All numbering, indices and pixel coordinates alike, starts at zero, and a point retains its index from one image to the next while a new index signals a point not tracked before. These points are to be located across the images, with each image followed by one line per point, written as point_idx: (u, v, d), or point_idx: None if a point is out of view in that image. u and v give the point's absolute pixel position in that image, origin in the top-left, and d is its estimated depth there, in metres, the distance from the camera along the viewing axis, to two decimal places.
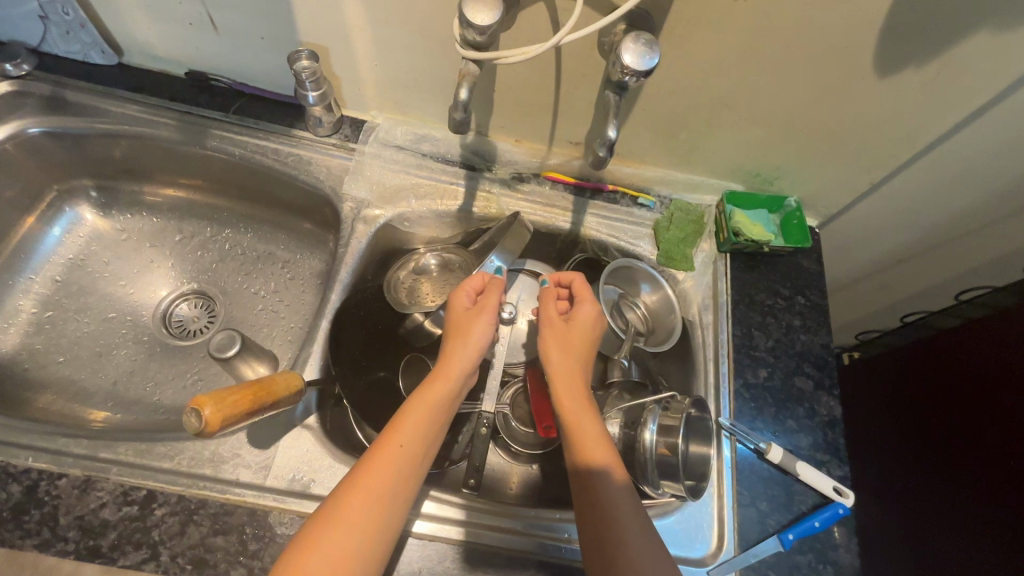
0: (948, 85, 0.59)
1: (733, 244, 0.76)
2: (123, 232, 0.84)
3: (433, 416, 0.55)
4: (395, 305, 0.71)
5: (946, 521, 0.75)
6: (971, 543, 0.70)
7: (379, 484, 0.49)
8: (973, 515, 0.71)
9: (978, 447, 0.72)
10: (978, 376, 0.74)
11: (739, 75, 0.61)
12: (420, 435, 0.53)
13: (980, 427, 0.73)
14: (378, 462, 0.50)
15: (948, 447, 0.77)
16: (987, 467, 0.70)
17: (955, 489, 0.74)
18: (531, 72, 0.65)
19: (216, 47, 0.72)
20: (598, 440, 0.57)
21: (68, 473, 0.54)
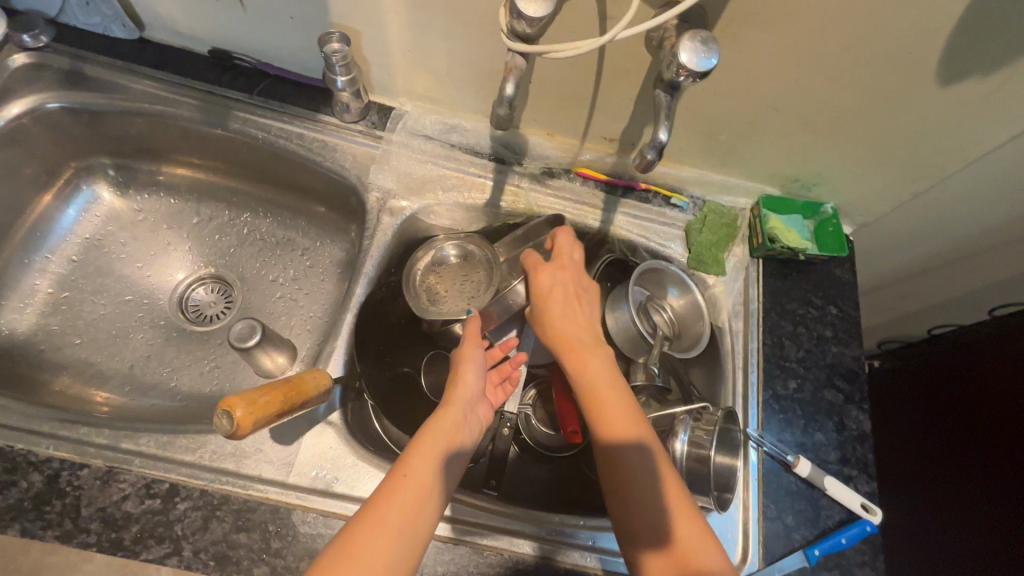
0: (1011, 96, 0.57)
1: (768, 250, 0.74)
2: (140, 212, 0.82)
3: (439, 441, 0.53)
4: (415, 308, 0.66)
5: (970, 539, 0.74)
6: (994, 562, 0.70)
7: (396, 506, 0.47)
8: (999, 535, 0.70)
9: (1006, 467, 0.71)
10: (1009, 396, 0.73)
11: (791, 76, 0.59)
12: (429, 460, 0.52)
13: (1008, 447, 0.71)
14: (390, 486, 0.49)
15: (973, 465, 0.76)
16: (1015, 490, 0.69)
17: (980, 508, 0.73)
18: (572, 65, 0.62)
19: (242, 26, 0.69)
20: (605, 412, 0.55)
21: (89, 464, 0.53)
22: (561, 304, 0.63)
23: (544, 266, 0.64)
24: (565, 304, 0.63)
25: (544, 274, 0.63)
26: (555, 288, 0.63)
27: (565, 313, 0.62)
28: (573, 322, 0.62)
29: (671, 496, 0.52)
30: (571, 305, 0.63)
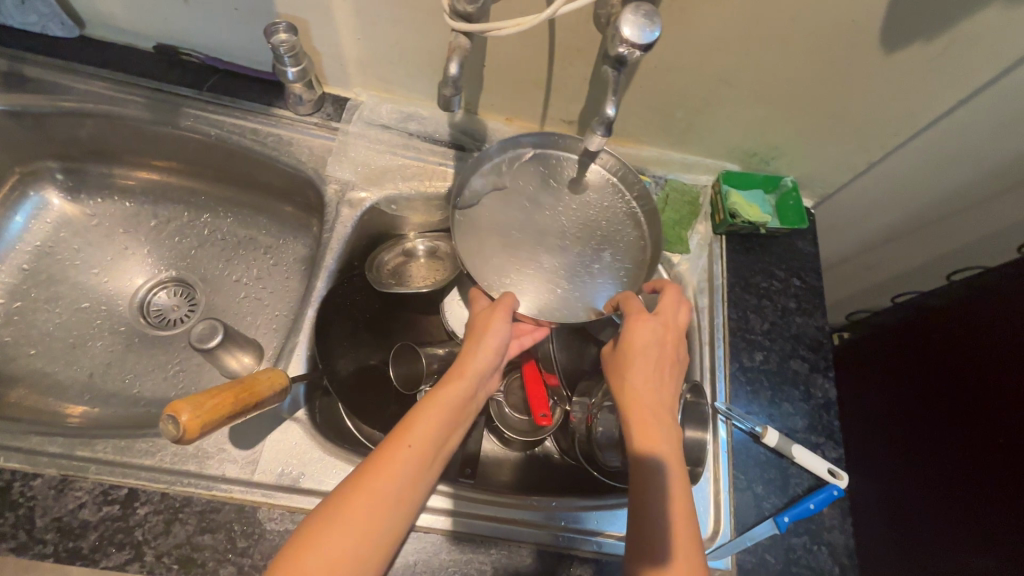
0: (951, 62, 0.58)
1: (730, 225, 0.74)
2: (93, 217, 0.80)
3: (442, 420, 0.50)
4: (373, 283, 0.69)
5: (946, 511, 0.74)
6: (973, 535, 0.70)
7: (387, 492, 0.45)
8: (974, 507, 0.70)
9: (976, 438, 0.71)
10: (974, 364, 0.74)
11: (740, 50, 0.59)
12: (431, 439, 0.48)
13: (979, 419, 0.72)
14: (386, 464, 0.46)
15: (947, 439, 0.76)
16: (988, 461, 0.70)
17: (954, 480, 0.74)
18: (523, 47, 0.61)
19: (184, 18, 0.67)
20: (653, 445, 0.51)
21: (43, 473, 0.51)
22: (643, 359, 0.56)
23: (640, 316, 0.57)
24: (649, 360, 0.56)
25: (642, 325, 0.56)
26: (647, 344, 0.56)
27: (650, 372, 0.55)
28: (651, 375, 0.55)
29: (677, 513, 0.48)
30: (655, 367, 0.56)
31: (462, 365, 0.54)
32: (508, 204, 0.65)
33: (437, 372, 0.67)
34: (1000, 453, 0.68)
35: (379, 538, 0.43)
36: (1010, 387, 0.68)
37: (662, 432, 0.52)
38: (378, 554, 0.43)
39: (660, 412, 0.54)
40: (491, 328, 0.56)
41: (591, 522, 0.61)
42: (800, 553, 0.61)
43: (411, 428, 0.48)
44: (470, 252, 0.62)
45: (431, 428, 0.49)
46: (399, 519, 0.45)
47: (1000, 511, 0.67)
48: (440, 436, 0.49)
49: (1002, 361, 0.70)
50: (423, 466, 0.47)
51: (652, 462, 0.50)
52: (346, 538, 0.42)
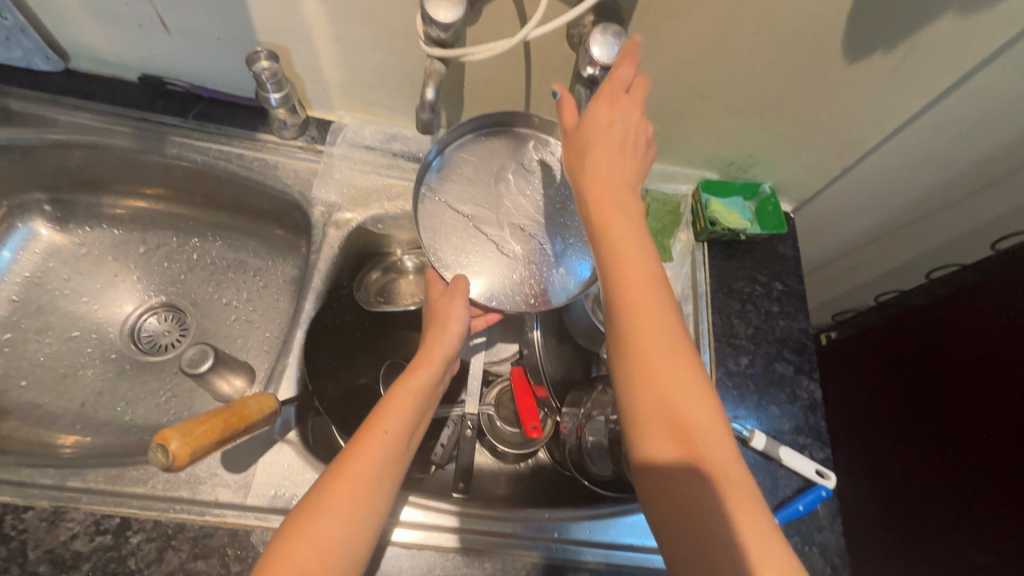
0: (915, 69, 0.60)
1: (711, 232, 0.76)
2: (82, 246, 0.80)
3: (413, 402, 0.55)
4: (366, 306, 0.70)
5: (938, 511, 0.75)
6: (964, 533, 0.71)
7: (365, 475, 0.48)
8: (963, 506, 0.71)
9: (962, 437, 0.73)
10: (958, 364, 0.75)
11: (711, 63, 0.61)
12: (404, 419, 0.53)
13: (964, 418, 0.73)
14: (366, 444, 0.49)
15: (934, 436, 0.77)
16: (973, 460, 0.70)
17: (942, 479, 0.75)
18: (500, 68, 0.63)
19: (167, 49, 0.68)
20: (638, 261, 0.44)
21: (35, 506, 0.52)
22: (607, 145, 0.47)
23: (591, 139, 0.47)
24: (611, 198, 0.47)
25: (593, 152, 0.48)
26: (603, 170, 0.47)
27: (617, 205, 0.46)
28: (616, 162, 0.47)
29: (667, 329, 0.43)
30: (622, 189, 0.47)
31: (426, 352, 0.59)
32: (484, 185, 0.65)
33: None
34: (986, 452, 0.69)
35: (365, 516, 0.46)
36: (993, 387, 0.69)
37: (649, 286, 0.44)
38: (364, 531, 0.46)
39: (634, 234, 0.45)
40: (448, 316, 0.60)
41: (584, 532, 0.62)
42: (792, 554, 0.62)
43: (383, 415, 0.52)
44: (431, 227, 0.63)
45: (403, 408, 0.53)
46: (381, 498, 0.48)
47: (987, 510, 0.68)
48: (409, 421, 0.53)
49: (984, 361, 0.71)
50: (396, 449, 0.51)
51: (633, 277, 0.44)
52: (335, 522, 0.44)
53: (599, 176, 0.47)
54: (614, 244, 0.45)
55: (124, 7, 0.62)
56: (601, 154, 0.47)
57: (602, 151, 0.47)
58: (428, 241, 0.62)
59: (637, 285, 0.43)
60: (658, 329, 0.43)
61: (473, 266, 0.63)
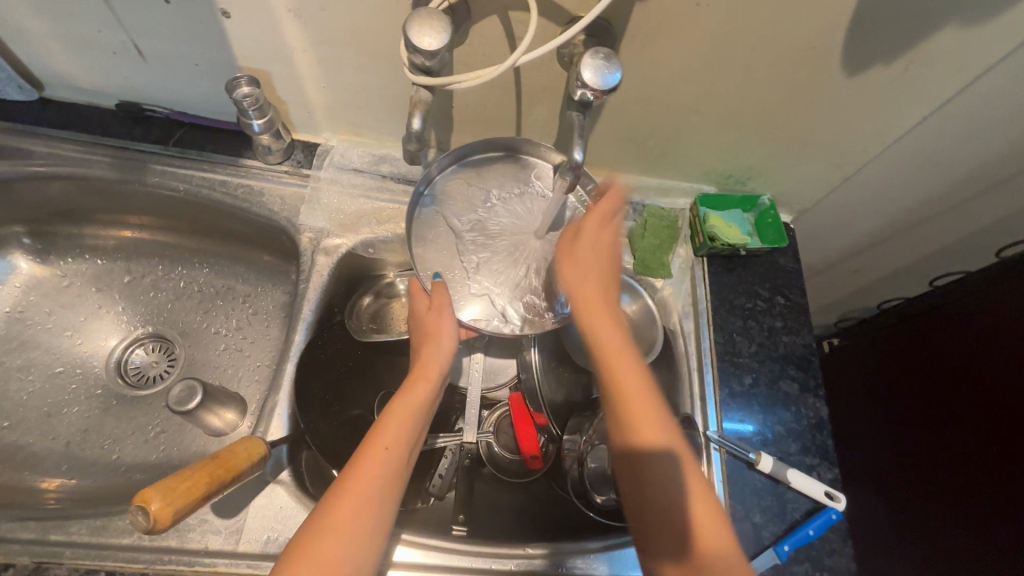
0: (915, 81, 0.58)
1: (710, 248, 0.74)
2: (64, 278, 0.78)
3: (413, 416, 0.52)
4: (353, 331, 0.69)
5: (939, 521, 0.74)
6: (965, 544, 0.69)
7: (364, 496, 0.46)
8: (965, 516, 0.70)
9: (964, 447, 0.71)
10: (962, 374, 0.73)
11: (706, 79, 0.59)
12: (405, 436, 0.51)
13: (966, 428, 0.71)
14: (365, 465, 0.48)
15: (939, 447, 0.75)
16: (976, 470, 0.69)
17: (944, 488, 0.73)
18: (490, 89, 0.61)
19: (145, 76, 0.66)
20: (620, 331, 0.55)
21: (15, 563, 0.49)
22: (595, 233, 0.58)
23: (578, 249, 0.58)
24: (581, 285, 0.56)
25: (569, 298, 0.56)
26: (583, 279, 0.56)
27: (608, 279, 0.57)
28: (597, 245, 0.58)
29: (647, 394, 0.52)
30: (597, 278, 0.57)
31: (423, 365, 0.56)
32: (484, 204, 0.66)
33: None
34: (989, 463, 0.67)
35: (368, 536, 0.45)
36: (997, 398, 0.68)
37: (627, 350, 0.54)
38: (368, 550, 0.45)
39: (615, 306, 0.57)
40: (438, 330, 0.57)
41: (591, 566, 0.61)
42: None
43: (381, 433, 0.50)
44: (422, 238, 0.63)
45: (401, 424, 0.51)
46: (384, 516, 0.47)
47: (991, 522, 0.66)
48: (409, 437, 0.51)
49: (989, 372, 0.69)
50: (397, 466, 0.49)
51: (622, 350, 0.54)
52: (337, 543, 0.44)
53: (594, 268, 0.57)
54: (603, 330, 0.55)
55: (98, 35, 0.60)
56: (590, 246, 0.58)
57: (593, 246, 0.58)
58: (418, 252, 0.62)
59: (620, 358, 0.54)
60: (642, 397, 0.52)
61: (463, 281, 0.63)
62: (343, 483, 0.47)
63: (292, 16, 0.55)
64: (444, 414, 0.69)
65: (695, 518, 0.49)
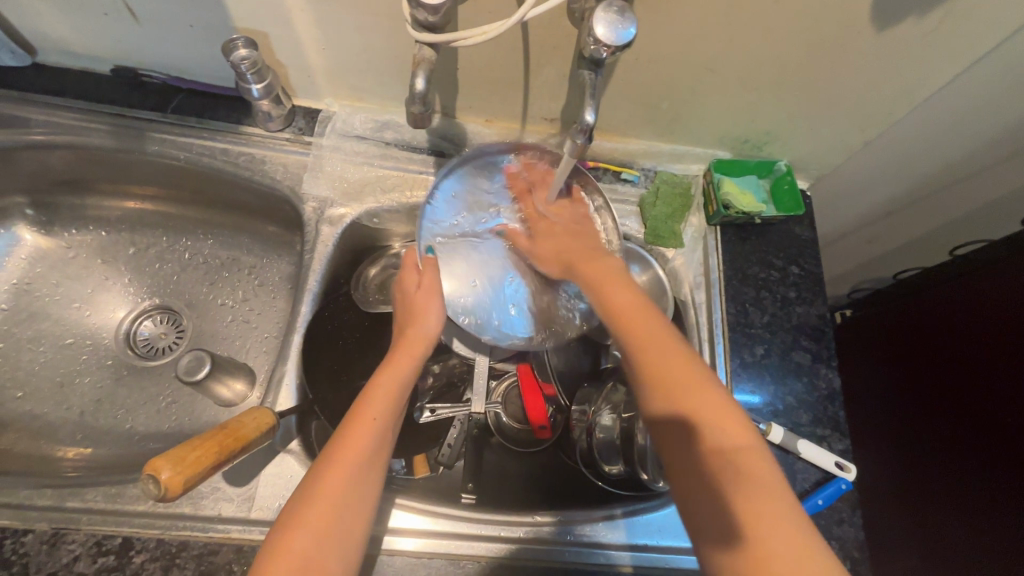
0: (950, 34, 0.55)
1: (724, 217, 0.72)
2: (70, 250, 0.77)
3: (396, 391, 0.52)
4: (360, 303, 0.69)
5: (952, 492, 0.73)
6: (978, 515, 0.69)
7: (353, 464, 0.46)
8: (978, 488, 0.70)
9: (979, 421, 0.70)
10: (979, 345, 0.72)
11: (725, 36, 0.56)
12: (391, 408, 0.50)
13: (984, 401, 0.70)
14: (354, 434, 0.48)
15: (953, 421, 0.74)
16: (991, 444, 0.68)
17: (956, 461, 0.73)
18: (496, 49, 0.58)
19: (139, 39, 0.64)
20: (615, 284, 0.56)
21: (34, 528, 0.50)
22: (560, 232, 0.63)
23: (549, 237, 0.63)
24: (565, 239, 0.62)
25: (546, 263, 0.63)
26: (559, 246, 0.62)
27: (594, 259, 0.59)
28: (567, 238, 0.62)
29: (636, 317, 0.52)
30: (577, 244, 0.61)
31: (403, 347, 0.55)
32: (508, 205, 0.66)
33: (435, 388, 0.68)
34: (1003, 436, 0.67)
35: (359, 501, 0.46)
36: (1013, 370, 0.66)
37: (620, 291, 0.55)
38: (360, 513, 0.46)
39: (611, 273, 0.57)
40: (425, 309, 0.57)
41: (602, 533, 0.61)
42: None
43: (371, 403, 0.50)
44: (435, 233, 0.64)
45: (384, 399, 0.50)
46: (372, 486, 0.47)
47: (1003, 494, 0.66)
48: (397, 408, 0.51)
49: (1007, 344, 0.68)
50: (385, 437, 0.49)
51: (617, 292, 0.55)
52: (330, 506, 0.44)
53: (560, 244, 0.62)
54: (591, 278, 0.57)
55: None
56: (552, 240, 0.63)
57: (556, 240, 0.63)
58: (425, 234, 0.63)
59: (611, 294, 0.55)
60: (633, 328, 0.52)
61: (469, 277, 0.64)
62: (334, 453, 0.47)
63: None
64: (450, 384, 0.69)
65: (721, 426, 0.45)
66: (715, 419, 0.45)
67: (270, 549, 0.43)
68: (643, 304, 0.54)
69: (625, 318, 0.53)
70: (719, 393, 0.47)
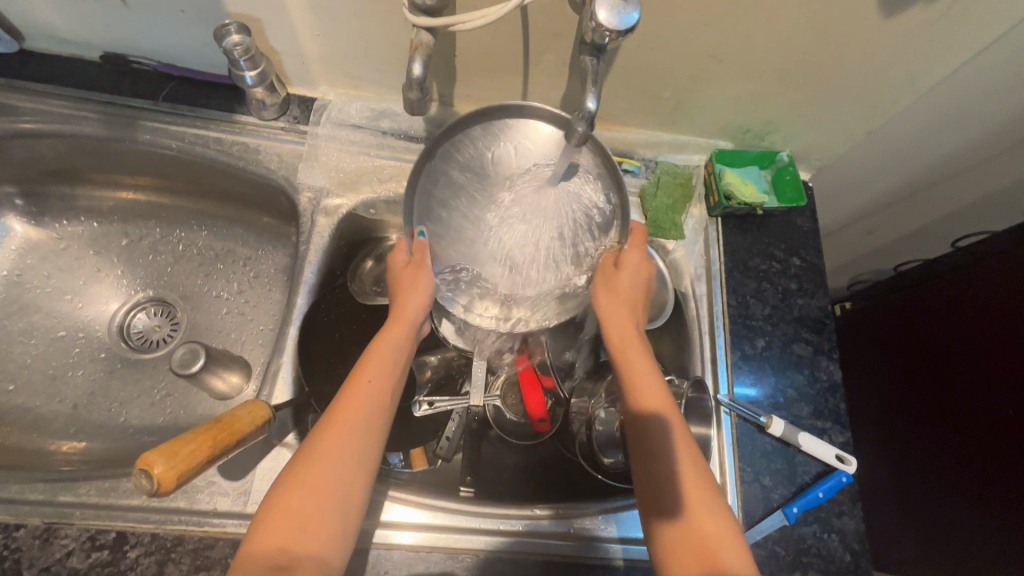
0: (957, 21, 0.54)
1: (725, 208, 0.71)
2: (61, 241, 0.76)
3: (392, 358, 0.52)
4: (358, 296, 0.68)
5: (951, 484, 0.73)
6: (979, 508, 0.69)
7: (352, 425, 0.46)
8: (978, 479, 0.70)
9: (980, 413, 0.70)
10: (980, 337, 0.71)
11: (729, 24, 0.55)
12: (386, 373, 0.51)
13: (985, 393, 0.70)
14: (352, 395, 0.48)
15: (954, 414, 0.74)
16: (992, 437, 0.68)
17: (957, 453, 0.73)
18: (495, 35, 0.57)
19: (129, 24, 0.62)
20: (649, 378, 0.54)
21: (26, 523, 0.50)
22: (617, 302, 0.59)
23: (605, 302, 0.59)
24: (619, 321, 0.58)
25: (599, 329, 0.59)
26: (612, 315, 0.58)
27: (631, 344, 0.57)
28: (619, 311, 0.58)
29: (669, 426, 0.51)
30: (629, 318, 0.58)
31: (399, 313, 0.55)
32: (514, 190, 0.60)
33: (433, 380, 0.67)
34: (1003, 427, 0.67)
35: (360, 459, 0.46)
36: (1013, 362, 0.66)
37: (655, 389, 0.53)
38: (360, 476, 0.46)
39: (648, 365, 0.55)
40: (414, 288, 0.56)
41: (600, 527, 0.61)
42: (810, 542, 0.61)
43: (366, 367, 0.50)
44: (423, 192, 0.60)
45: (380, 364, 0.51)
46: (370, 447, 0.47)
47: (1005, 486, 0.66)
48: (393, 373, 0.51)
49: (1007, 335, 0.67)
50: (384, 401, 0.49)
51: (651, 391, 0.53)
52: (325, 466, 0.44)
53: (609, 315, 0.58)
54: (626, 367, 0.55)
55: None
56: (609, 306, 0.59)
57: (612, 306, 0.59)
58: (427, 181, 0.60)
59: (642, 391, 0.53)
60: (664, 438, 0.50)
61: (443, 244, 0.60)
62: (332, 414, 0.47)
63: None
64: (449, 378, 0.68)
65: (722, 541, 0.46)
66: (722, 540, 0.46)
67: (268, 512, 0.43)
68: (672, 410, 0.52)
69: (653, 422, 0.51)
70: (727, 525, 0.47)
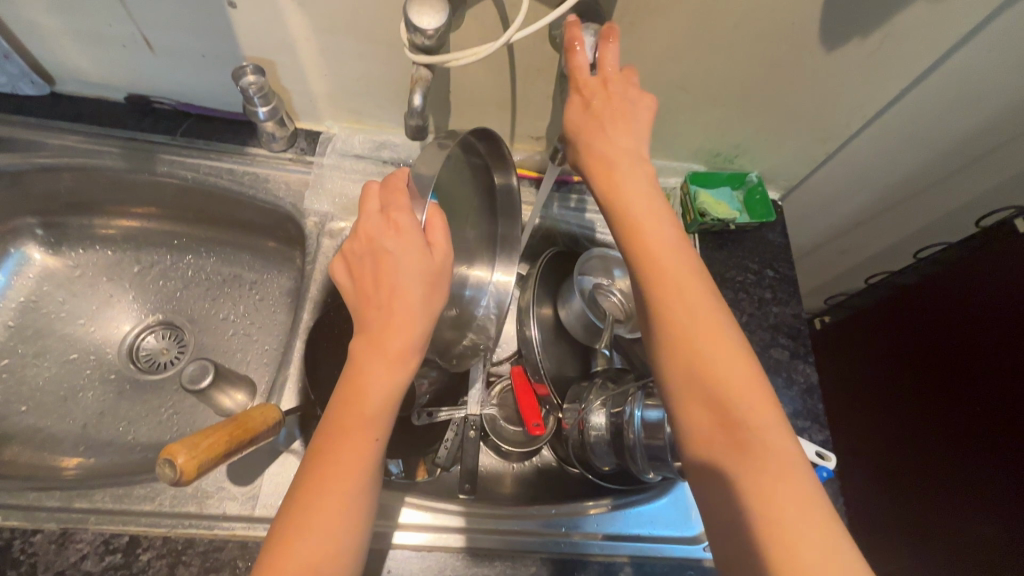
0: (890, 56, 0.61)
1: (701, 224, 0.77)
2: (76, 268, 0.80)
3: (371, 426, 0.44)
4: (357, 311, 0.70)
5: (942, 484, 0.76)
6: (965, 506, 0.73)
7: (344, 504, 0.42)
8: (966, 477, 0.73)
9: (956, 408, 0.75)
10: (966, 339, 0.74)
11: (692, 58, 0.62)
12: (368, 448, 0.44)
13: (960, 390, 0.75)
14: (336, 474, 0.42)
15: (934, 416, 0.79)
16: (972, 431, 0.73)
17: (943, 455, 0.77)
18: (485, 72, 0.64)
19: (153, 67, 0.69)
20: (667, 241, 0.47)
21: (43, 529, 0.52)
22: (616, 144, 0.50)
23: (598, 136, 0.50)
24: (656, 222, 0.48)
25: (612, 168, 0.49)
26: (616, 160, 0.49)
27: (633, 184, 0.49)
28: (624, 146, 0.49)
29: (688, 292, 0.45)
30: (635, 167, 0.49)
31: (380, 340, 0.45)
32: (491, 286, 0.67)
33: (431, 390, 0.70)
34: (987, 420, 0.71)
35: (360, 527, 0.43)
36: (1015, 365, 0.67)
37: (672, 251, 0.46)
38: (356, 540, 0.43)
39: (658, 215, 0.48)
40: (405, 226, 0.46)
41: (592, 525, 0.64)
42: None
43: (346, 443, 0.43)
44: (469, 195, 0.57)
45: (359, 442, 0.43)
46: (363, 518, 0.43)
47: (987, 473, 0.70)
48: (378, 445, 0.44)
49: (976, 334, 0.73)
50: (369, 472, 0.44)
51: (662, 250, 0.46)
52: (320, 550, 0.41)
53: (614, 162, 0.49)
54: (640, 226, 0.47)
55: (108, 28, 0.62)
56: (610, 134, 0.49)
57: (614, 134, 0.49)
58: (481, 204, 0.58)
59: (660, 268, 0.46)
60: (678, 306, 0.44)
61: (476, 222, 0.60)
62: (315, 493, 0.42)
63: (294, 4, 0.57)
64: (447, 388, 0.71)
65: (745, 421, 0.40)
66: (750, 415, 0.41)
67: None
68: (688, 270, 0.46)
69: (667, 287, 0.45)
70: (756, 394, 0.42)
